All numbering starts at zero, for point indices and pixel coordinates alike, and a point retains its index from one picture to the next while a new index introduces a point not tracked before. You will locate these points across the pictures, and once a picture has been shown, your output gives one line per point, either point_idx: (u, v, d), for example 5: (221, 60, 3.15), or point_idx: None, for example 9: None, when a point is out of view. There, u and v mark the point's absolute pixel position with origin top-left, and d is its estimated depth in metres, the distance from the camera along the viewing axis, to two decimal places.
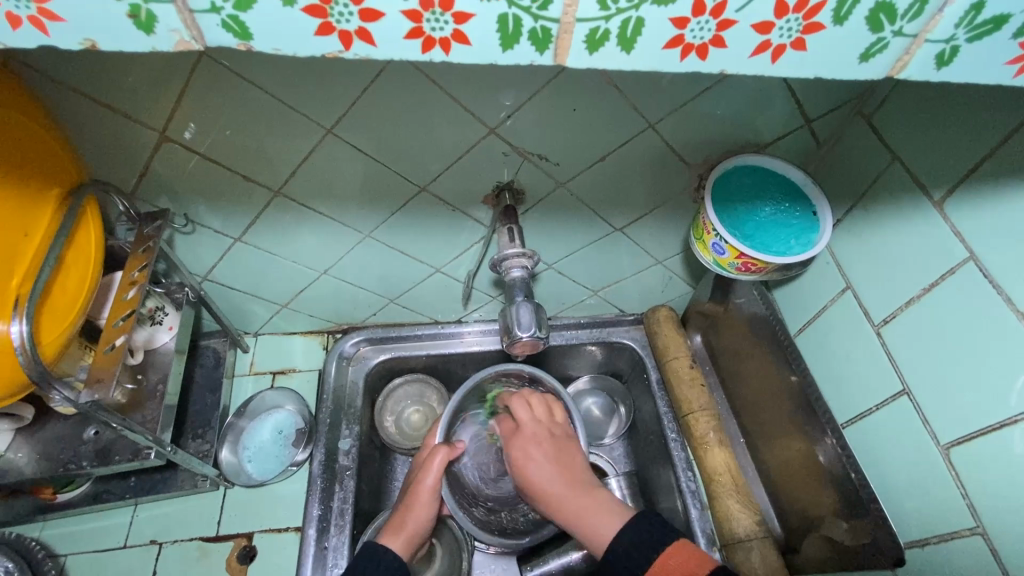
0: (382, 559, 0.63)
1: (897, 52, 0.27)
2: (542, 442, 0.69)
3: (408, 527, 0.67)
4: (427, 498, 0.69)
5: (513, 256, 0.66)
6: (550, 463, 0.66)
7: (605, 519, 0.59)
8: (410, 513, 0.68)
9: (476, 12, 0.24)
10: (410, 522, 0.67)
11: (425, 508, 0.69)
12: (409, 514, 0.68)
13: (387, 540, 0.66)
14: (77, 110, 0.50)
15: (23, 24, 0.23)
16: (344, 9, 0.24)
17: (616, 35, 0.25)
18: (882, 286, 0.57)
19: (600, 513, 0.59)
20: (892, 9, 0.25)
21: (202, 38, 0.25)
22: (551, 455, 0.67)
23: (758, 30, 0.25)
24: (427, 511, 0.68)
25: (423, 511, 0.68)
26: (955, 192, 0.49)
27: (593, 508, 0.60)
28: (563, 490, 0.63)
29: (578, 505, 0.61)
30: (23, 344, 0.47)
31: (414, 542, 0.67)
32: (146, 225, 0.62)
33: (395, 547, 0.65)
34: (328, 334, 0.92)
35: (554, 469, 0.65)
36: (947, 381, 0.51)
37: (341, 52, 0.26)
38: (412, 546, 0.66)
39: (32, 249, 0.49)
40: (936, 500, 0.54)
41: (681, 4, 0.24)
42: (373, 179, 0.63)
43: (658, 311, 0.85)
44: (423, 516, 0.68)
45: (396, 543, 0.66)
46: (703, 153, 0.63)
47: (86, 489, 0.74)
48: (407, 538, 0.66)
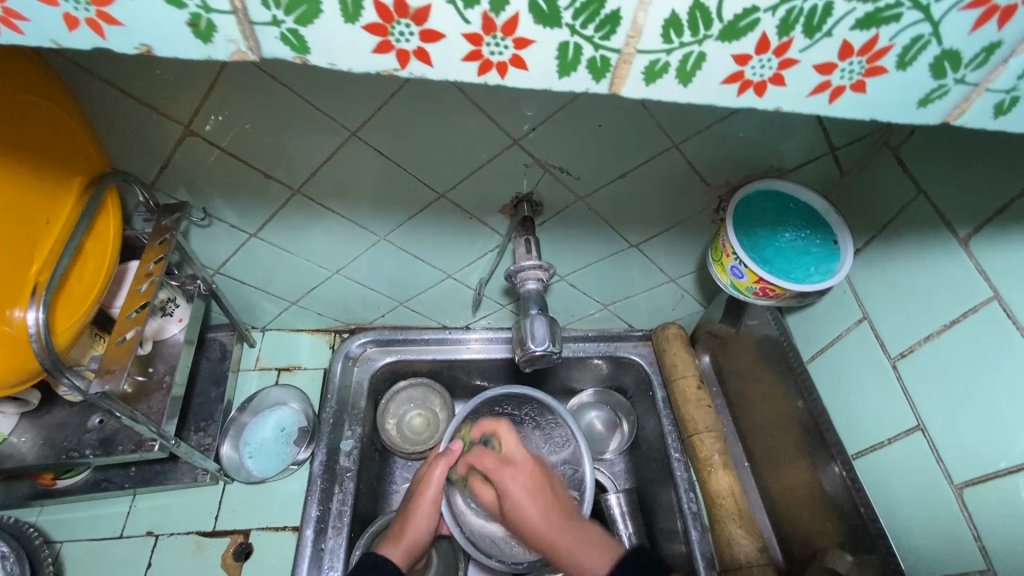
0: (379, 567, 0.62)
1: (956, 100, 0.26)
2: (530, 474, 0.69)
3: (406, 537, 0.67)
4: (429, 509, 0.69)
5: (530, 268, 0.66)
6: (529, 492, 0.67)
7: (592, 563, 0.63)
8: (409, 523, 0.68)
9: (538, 38, 0.24)
10: (410, 532, 0.67)
11: (425, 519, 0.68)
12: (409, 523, 0.68)
13: (385, 550, 0.66)
14: (105, 100, 0.50)
15: (81, 25, 0.23)
16: (405, 28, 0.24)
17: (676, 68, 0.25)
18: (900, 320, 0.57)
19: (589, 551, 0.64)
20: (957, 57, 0.24)
21: (258, 48, 0.25)
22: (534, 489, 0.67)
23: (819, 70, 0.25)
24: (426, 520, 0.68)
25: (423, 520, 0.68)
26: (982, 230, 0.49)
27: (575, 549, 0.64)
28: (541, 523, 0.65)
29: (559, 540, 0.64)
30: (39, 332, 0.46)
31: (412, 552, 0.67)
32: (164, 217, 0.62)
33: (393, 557, 0.65)
34: (335, 333, 0.92)
35: (551, 508, 0.66)
36: (963, 419, 0.51)
37: (397, 70, 0.26)
38: (410, 557, 0.66)
39: (52, 237, 0.49)
40: (943, 538, 0.53)
41: (747, 41, 0.24)
42: (392, 183, 0.63)
43: (668, 328, 0.85)
44: (422, 526, 0.68)
45: (394, 552, 0.65)
46: (725, 174, 0.63)
47: (86, 476, 0.73)
48: (404, 547, 0.66)
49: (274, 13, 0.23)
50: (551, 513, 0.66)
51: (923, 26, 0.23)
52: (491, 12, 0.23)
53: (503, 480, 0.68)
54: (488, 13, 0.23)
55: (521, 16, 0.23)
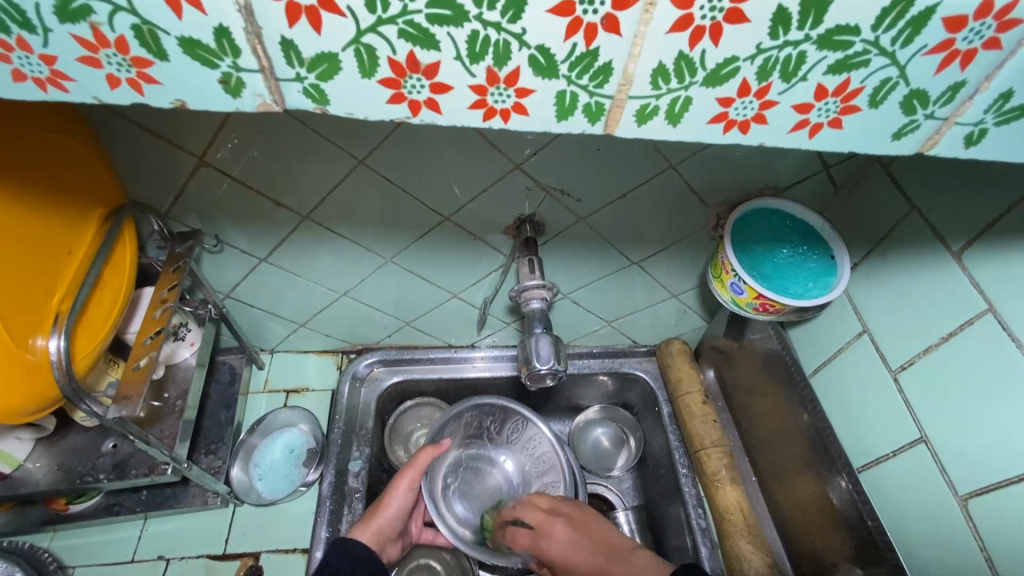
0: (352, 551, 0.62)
1: (927, 133, 0.28)
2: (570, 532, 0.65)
3: (376, 519, 0.67)
4: (405, 488, 0.69)
5: (533, 287, 0.68)
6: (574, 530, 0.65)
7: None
8: (383, 504, 0.68)
9: (537, 88, 0.26)
10: (382, 511, 0.67)
11: (400, 498, 0.69)
12: (383, 503, 0.68)
13: (356, 532, 0.66)
14: (125, 136, 0.52)
15: (122, 84, 0.25)
16: (416, 82, 0.26)
17: (665, 111, 0.27)
18: (899, 333, 0.58)
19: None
20: (926, 95, 0.26)
21: (282, 101, 0.27)
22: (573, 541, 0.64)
23: (798, 109, 0.27)
24: (402, 500, 0.69)
25: (398, 499, 0.69)
26: (974, 244, 0.50)
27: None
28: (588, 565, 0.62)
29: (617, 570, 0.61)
30: (60, 358, 0.48)
31: (383, 534, 0.67)
32: (177, 245, 0.64)
33: (363, 538, 0.65)
34: (342, 354, 0.93)
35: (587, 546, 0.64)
36: (965, 432, 0.51)
37: (408, 118, 0.27)
38: (380, 538, 0.66)
39: (73, 267, 0.51)
40: (952, 551, 0.53)
41: (730, 85, 0.26)
42: (398, 208, 0.64)
43: (671, 344, 0.85)
44: (394, 505, 0.68)
45: (364, 534, 0.66)
46: (723, 193, 0.64)
47: (98, 501, 0.74)
48: (376, 528, 0.66)
49: (297, 70, 0.25)
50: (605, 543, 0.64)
51: (890, 69, 0.25)
52: (493, 66, 0.25)
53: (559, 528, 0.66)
54: (491, 67, 0.25)
55: (521, 69, 0.25)
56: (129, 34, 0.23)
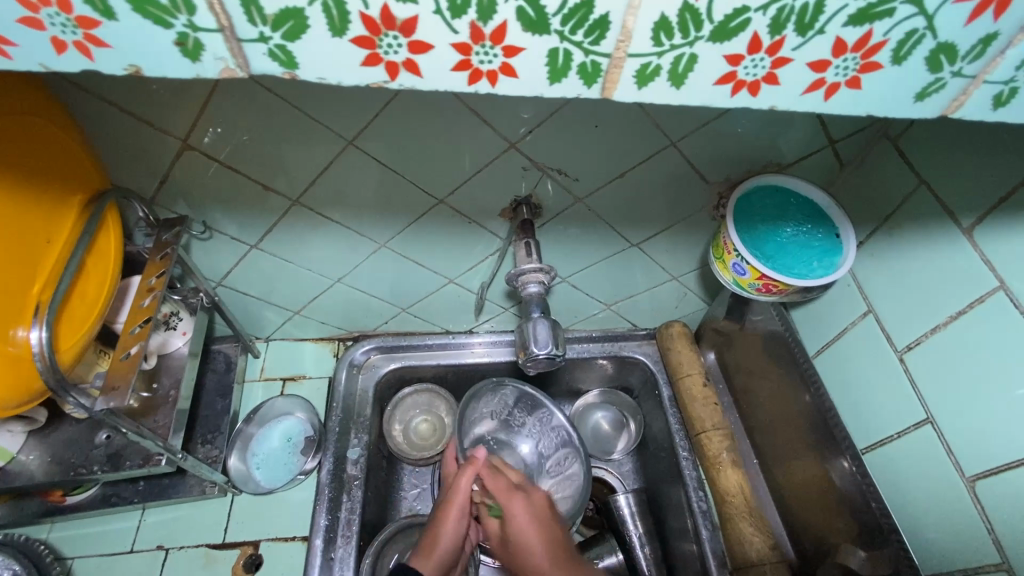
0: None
1: (953, 92, 0.26)
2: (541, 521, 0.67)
3: (437, 549, 0.65)
4: (456, 514, 0.68)
5: (530, 271, 0.66)
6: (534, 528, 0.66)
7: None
8: (439, 535, 0.67)
9: (527, 45, 0.24)
10: (439, 543, 0.66)
11: (453, 536, 0.67)
12: (438, 533, 0.66)
13: (416, 563, 0.64)
14: (102, 118, 0.50)
15: (69, 49, 0.23)
16: (393, 40, 0.24)
17: (668, 70, 0.25)
18: (905, 313, 0.56)
19: None
20: (953, 50, 0.24)
21: (247, 65, 0.25)
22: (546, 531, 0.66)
23: (813, 67, 0.25)
24: (455, 527, 0.67)
25: (451, 526, 0.67)
26: (986, 220, 0.49)
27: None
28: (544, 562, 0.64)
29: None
30: (42, 350, 0.47)
31: (445, 561, 0.65)
32: (163, 232, 0.62)
33: (425, 569, 0.64)
34: (339, 341, 0.92)
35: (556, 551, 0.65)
36: (974, 411, 0.50)
37: (386, 83, 0.26)
38: (442, 567, 0.65)
39: (53, 255, 0.50)
40: (956, 531, 0.53)
41: (737, 42, 0.24)
42: (390, 190, 0.62)
43: (672, 327, 0.84)
44: (452, 532, 0.67)
45: (426, 565, 0.64)
46: (724, 171, 0.62)
47: (94, 492, 0.73)
48: (437, 559, 0.65)
49: (260, 30, 0.23)
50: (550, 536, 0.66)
51: (917, 20, 0.23)
52: (478, 21, 0.23)
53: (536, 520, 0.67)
54: (475, 21, 0.23)
55: (509, 23, 0.23)
56: None
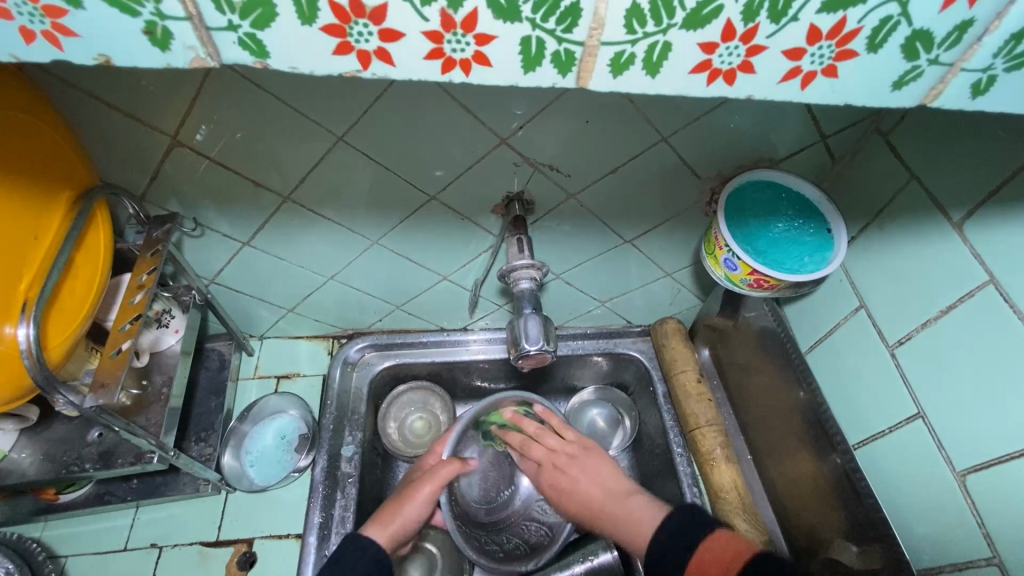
0: (367, 550, 0.62)
1: (932, 81, 0.26)
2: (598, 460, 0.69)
3: (395, 520, 0.66)
4: (421, 498, 0.68)
5: (523, 267, 0.66)
6: (583, 474, 0.68)
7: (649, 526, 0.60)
8: (401, 510, 0.67)
9: (499, 34, 0.24)
10: (400, 517, 0.66)
11: (419, 505, 0.68)
12: (400, 508, 0.67)
13: (370, 530, 0.65)
14: (87, 113, 0.50)
15: (37, 38, 0.23)
16: (363, 29, 0.24)
17: (642, 59, 0.25)
18: (897, 308, 0.56)
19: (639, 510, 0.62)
20: (930, 37, 0.24)
21: (217, 54, 0.25)
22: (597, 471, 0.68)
23: (788, 55, 0.25)
24: (419, 508, 0.67)
25: (414, 508, 0.67)
26: (976, 214, 0.48)
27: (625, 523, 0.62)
28: (597, 498, 0.66)
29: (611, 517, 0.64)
30: (29, 347, 0.46)
31: (398, 536, 0.66)
32: (155, 228, 0.62)
33: (379, 538, 0.64)
34: (333, 339, 0.92)
35: (614, 496, 0.65)
36: (964, 405, 0.50)
37: (359, 72, 0.26)
38: (396, 540, 0.65)
39: (41, 252, 0.49)
40: (947, 526, 0.53)
41: (711, 29, 0.24)
42: (382, 187, 0.62)
43: (667, 323, 0.84)
44: (414, 513, 0.67)
45: (380, 534, 0.64)
46: (716, 166, 0.62)
47: (87, 491, 0.73)
48: (392, 532, 0.65)
49: (229, 18, 0.23)
50: (603, 487, 0.66)
51: (890, 7, 0.23)
52: (448, 9, 0.23)
53: (572, 466, 0.69)
54: (445, 10, 0.23)
55: (479, 11, 0.23)
56: None
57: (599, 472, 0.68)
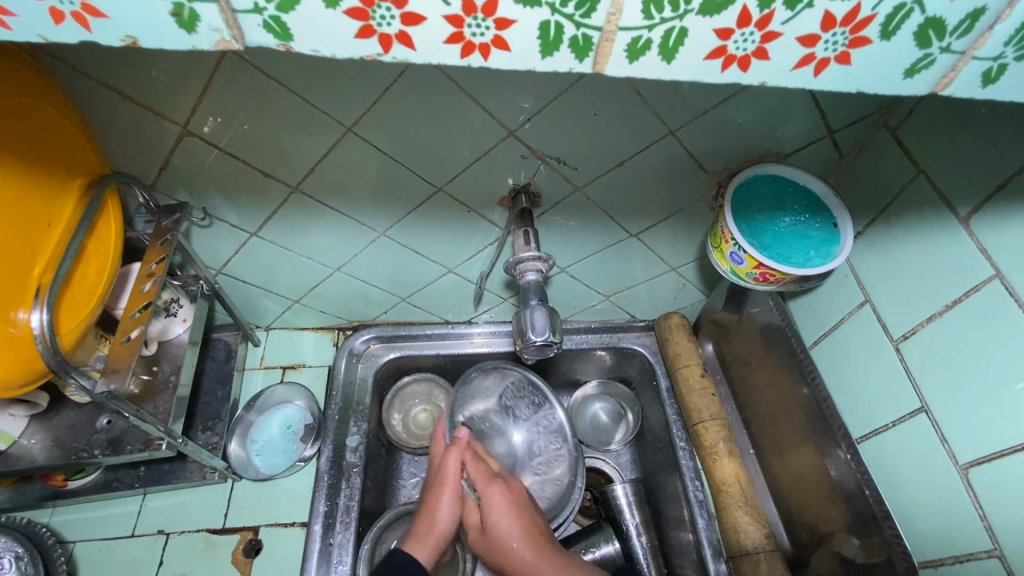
0: (408, 570, 0.60)
1: (943, 69, 0.26)
2: (501, 495, 0.66)
3: (431, 534, 0.64)
4: (450, 502, 0.65)
5: (529, 259, 0.66)
6: (508, 504, 0.65)
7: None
8: (436, 522, 0.65)
9: (519, 17, 0.24)
10: (436, 526, 0.64)
11: (450, 511, 0.65)
12: (435, 519, 0.64)
13: (411, 548, 0.63)
14: (100, 103, 0.50)
15: (66, 19, 0.24)
16: (386, 12, 0.24)
17: (659, 44, 0.25)
18: (902, 303, 0.56)
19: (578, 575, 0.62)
20: (942, 25, 0.24)
21: (242, 37, 0.25)
22: (515, 510, 0.65)
23: (803, 42, 0.25)
24: (449, 512, 0.65)
25: (447, 511, 0.65)
26: (983, 208, 0.49)
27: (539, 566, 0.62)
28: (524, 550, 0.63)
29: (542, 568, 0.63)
30: (44, 333, 0.47)
31: (438, 547, 0.64)
32: (164, 218, 0.62)
33: (421, 555, 0.62)
34: (338, 331, 0.93)
35: (532, 537, 0.64)
36: (967, 399, 0.50)
37: (380, 55, 0.26)
38: (437, 553, 0.64)
39: (54, 239, 0.50)
40: (948, 518, 0.53)
41: (728, 15, 0.24)
42: (389, 178, 0.63)
43: (670, 318, 0.84)
44: (448, 516, 0.65)
45: (421, 550, 0.63)
46: (722, 160, 0.62)
47: (96, 477, 0.74)
48: (433, 544, 0.63)
49: (255, 0, 0.23)
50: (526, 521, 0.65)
51: None
52: None
53: (489, 493, 0.66)
54: None
55: None
56: None
57: (501, 506, 0.65)
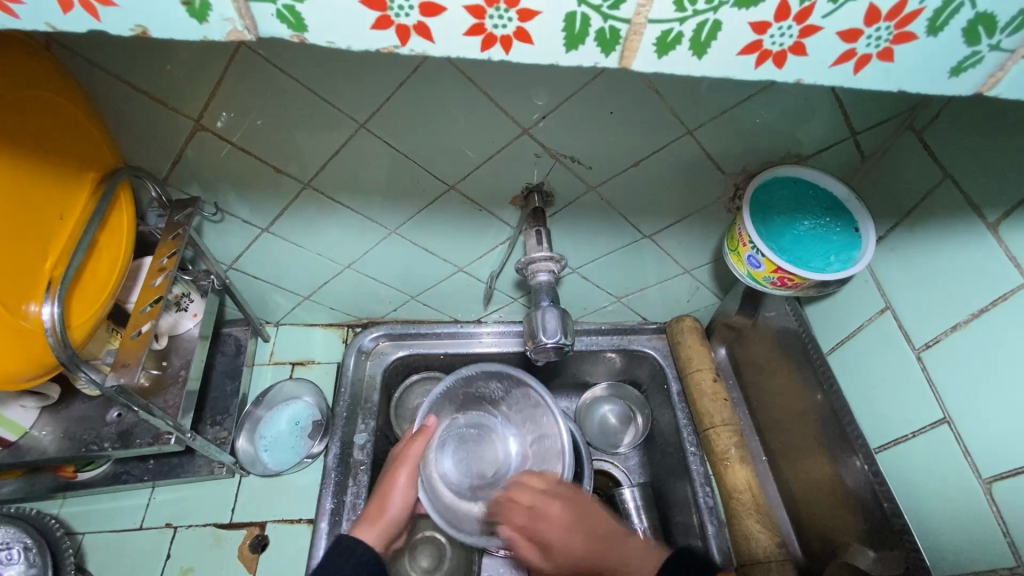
0: (354, 552, 0.60)
1: (990, 68, 0.25)
2: (563, 507, 0.62)
3: (384, 516, 0.65)
4: (404, 486, 0.67)
5: (540, 260, 0.65)
6: (566, 511, 0.62)
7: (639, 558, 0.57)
8: (387, 503, 0.66)
9: (543, 9, 0.24)
10: (387, 510, 0.65)
11: (402, 495, 0.67)
12: (386, 499, 0.66)
13: (360, 530, 0.64)
14: (114, 95, 0.50)
15: (76, 7, 0.23)
16: (405, 2, 0.23)
17: (690, 38, 0.24)
18: (925, 310, 0.55)
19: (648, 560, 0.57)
20: (994, 20, 0.23)
21: (255, 27, 0.25)
22: (568, 525, 0.61)
23: (844, 37, 0.24)
24: (403, 497, 0.67)
25: (400, 496, 0.67)
26: (1014, 214, 0.47)
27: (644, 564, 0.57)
28: (576, 542, 0.59)
29: (610, 560, 0.58)
30: (54, 326, 0.47)
31: (389, 532, 0.65)
32: (176, 213, 0.62)
33: (369, 538, 0.63)
34: (347, 328, 0.92)
35: (575, 520, 0.61)
36: (994, 412, 0.49)
37: (397, 47, 0.25)
38: (386, 535, 0.64)
39: (66, 232, 0.50)
40: (968, 532, 0.52)
41: (765, 7, 0.23)
42: (401, 175, 0.62)
43: (683, 321, 0.83)
44: (399, 503, 0.66)
45: (371, 533, 0.63)
46: (741, 161, 0.61)
47: (106, 469, 0.75)
48: (381, 527, 0.64)
49: None
50: (595, 532, 0.60)
51: None
52: None
53: (538, 519, 0.62)
54: None
55: None
56: None
57: (592, 519, 0.61)
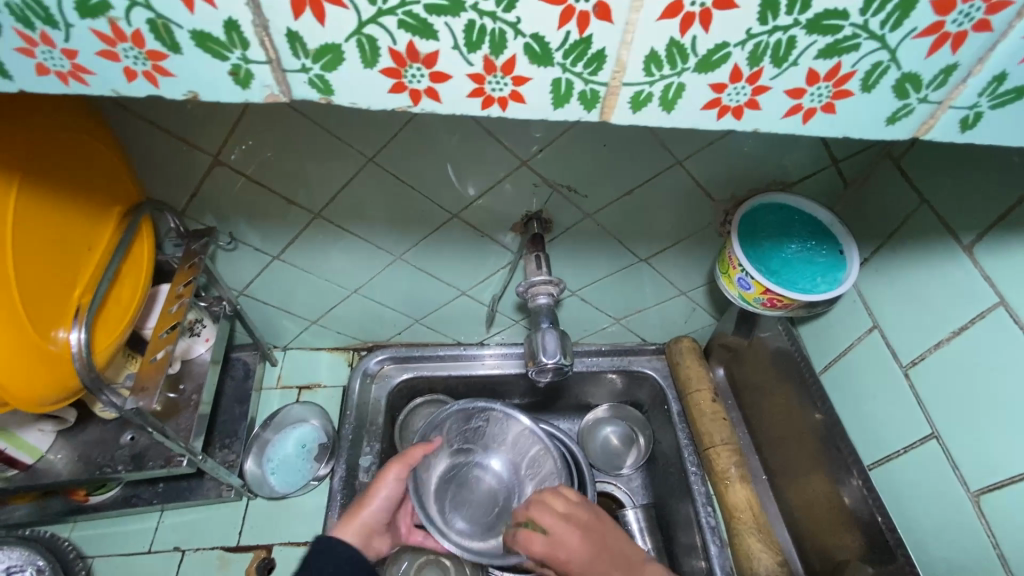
0: (335, 549, 0.60)
1: (923, 116, 0.28)
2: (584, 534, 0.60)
3: (359, 516, 0.65)
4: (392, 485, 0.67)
5: (540, 283, 0.68)
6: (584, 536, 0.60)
7: None
8: (369, 502, 0.66)
9: (533, 76, 0.27)
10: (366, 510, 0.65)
11: (387, 487, 0.66)
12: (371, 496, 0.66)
13: (338, 530, 0.64)
14: (141, 136, 0.54)
15: (138, 77, 0.27)
16: (416, 71, 0.27)
17: (659, 97, 0.28)
18: (910, 330, 0.57)
19: None
20: (918, 79, 0.27)
21: (289, 91, 0.28)
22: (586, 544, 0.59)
23: (790, 94, 0.27)
24: (389, 491, 0.66)
25: (386, 491, 0.67)
26: (986, 237, 0.50)
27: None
28: None
29: None
30: (80, 350, 0.50)
31: (366, 530, 0.65)
32: (193, 242, 0.66)
33: (346, 538, 0.63)
34: (353, 351, 0.94)
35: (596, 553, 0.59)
36: (978, 427, 0.50)
37: (409, 107, 0.28)
38: (364, 534, 0.65)
39: (93, 262, 0.53)
40: (960, 545, 0.53)
41: (722, 71, 0.26)
42: (406, 205, 0.65)
43: (682, 341, 0.85)
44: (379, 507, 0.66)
45: (347, 533, 0.64)
46: (730, 189, 0.64)
47: (116, 493, 0.76)
48: (358, 528, 0.64)
49: (302, 61, 0.26)
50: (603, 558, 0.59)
51: (880, 53, 0.26)
52: (490, 54, 0.26)
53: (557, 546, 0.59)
54: (488, 56, 0.26)
55: (517, 57, 0.26)
56: (144, 28, 0.25)
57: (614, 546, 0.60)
